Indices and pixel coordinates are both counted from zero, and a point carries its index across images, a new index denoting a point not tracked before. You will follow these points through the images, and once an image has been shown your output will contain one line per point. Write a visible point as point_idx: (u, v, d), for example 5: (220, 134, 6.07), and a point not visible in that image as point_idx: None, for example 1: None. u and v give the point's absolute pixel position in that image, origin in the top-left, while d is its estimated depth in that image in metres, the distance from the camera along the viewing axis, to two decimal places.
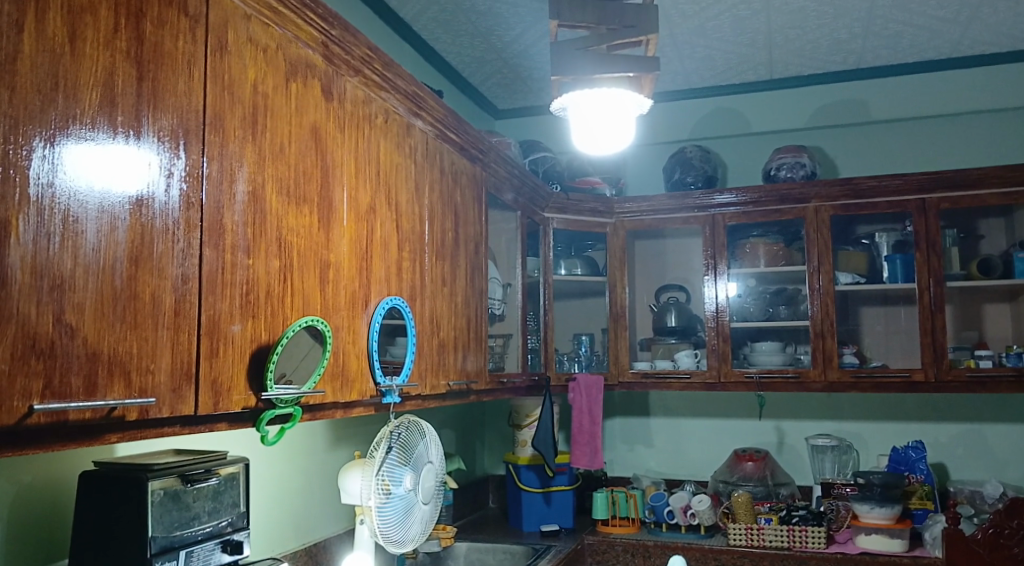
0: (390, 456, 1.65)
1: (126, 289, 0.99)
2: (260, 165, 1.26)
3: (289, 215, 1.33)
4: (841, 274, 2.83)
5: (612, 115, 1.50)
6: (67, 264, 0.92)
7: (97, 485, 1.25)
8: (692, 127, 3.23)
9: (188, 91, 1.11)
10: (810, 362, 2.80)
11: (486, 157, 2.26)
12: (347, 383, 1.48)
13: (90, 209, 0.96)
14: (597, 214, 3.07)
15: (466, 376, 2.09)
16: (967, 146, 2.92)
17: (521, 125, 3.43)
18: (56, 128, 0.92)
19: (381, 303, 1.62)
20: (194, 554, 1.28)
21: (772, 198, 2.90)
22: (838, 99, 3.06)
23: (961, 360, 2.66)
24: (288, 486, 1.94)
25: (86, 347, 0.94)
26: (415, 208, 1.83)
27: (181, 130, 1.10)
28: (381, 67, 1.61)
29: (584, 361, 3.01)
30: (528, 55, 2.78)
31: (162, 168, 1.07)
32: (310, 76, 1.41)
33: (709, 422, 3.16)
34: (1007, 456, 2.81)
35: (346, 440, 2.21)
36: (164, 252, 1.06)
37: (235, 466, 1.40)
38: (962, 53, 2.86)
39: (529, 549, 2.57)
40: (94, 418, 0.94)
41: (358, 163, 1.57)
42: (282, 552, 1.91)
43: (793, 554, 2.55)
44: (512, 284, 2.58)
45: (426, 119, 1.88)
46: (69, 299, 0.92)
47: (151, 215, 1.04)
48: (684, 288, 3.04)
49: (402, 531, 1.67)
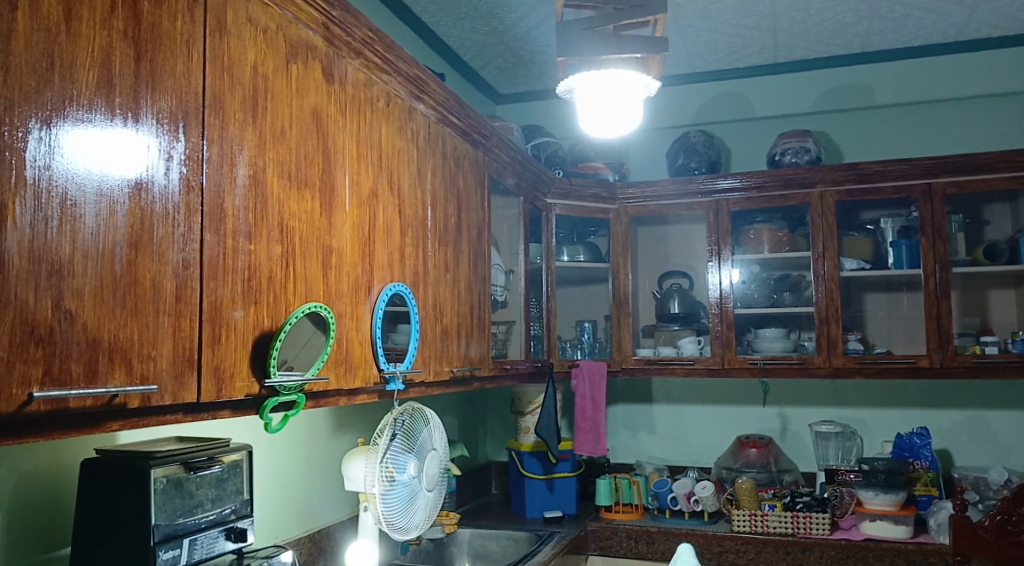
0: (394, 443, 1.64)
1: (126, 274, 0.97)
2: (260, 149, 1.24)
3: (291, 199, 1.31)
4: (845, 260, 2.81)
5: (620, 96, 1.48)
6: (66, 248, 0.90)
7: (99, 472, 1.23)
8: (695, 111, 3.20)
9: (187, 73, 1.09)
10: (814, 349, 2.78)
11: (488, 142, 2.23)
12: (351, 370, 1.47)
13: (89, 192, 0.94)
14: (600, 200, 3.05)
15: (469, 363, 2.07)
16: (974, 130, 2.89)
17: (523, 110, 3.41)
18: (52, 110, 0.90)
19: (384, 289, 1.60)
20: (197, 542, 1.27)
21: (777, 183, 2.87)
22: (844, 83, 3.03)
23: (966, 346, 2.64)
24: (292, 474, 1.93)
25: (86, 333, 0.92)
26: (418, 193, 1.81)
27: (181, 112, 1.08)
28: (382, 49, 1.58)
29: (587, 347, 3.00)
30: (531, 38, 2.75)
31: (162, 151, 1.05)
32: (311, 58, 1.38)
33: (711, 409, 3.15)
34: (1012, 442, 2.80)
35: (349, 427, 2.20)
36: (164, 237, 1.04)
37: (238, 453, 1.39)
38: (968, 36, 2.82)
39: (532, 536, 2.57)
40: (95, 406, 0.92)
41: (359, 147, 1.54)
42: (285, 539, 1.90)
43: (797, 541, 2.54)
44: (514, 270, 2.56)
45: (427, 103, 1.86)
46: (68, 285, 0.90)
47: (150, 199, 1.02)
48: (688, 275, 3.03)
49: (406, 518, 1.66)
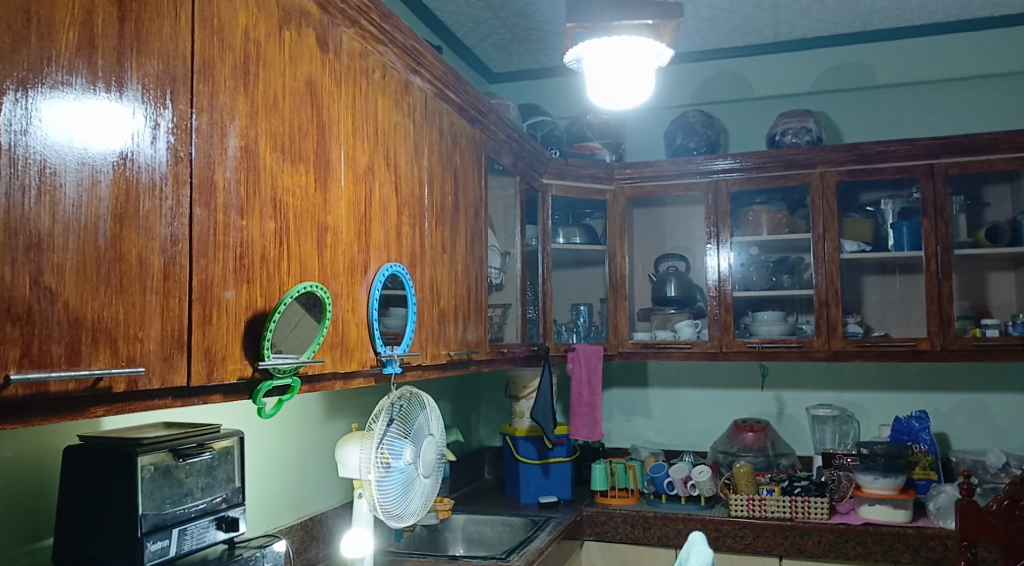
0: (389, 429, 1.59)
1: (111, 249, 0.91)
2: (251, 119, 1.17)
3: (284, 173, 1.24)
4: (846, 242, 2.77)
5: (627, 69, 1.47)
6: (45, 221, 0.84)
7: (84, 460, 1.17)
8: (693, 91, 3.14)
9: (175, 35, 1.02)
10: (813, 332, 2.75)
11: (485, 119, 2.17)
12: (346, 353, 1.41)
13: (70, 162, 0.87)
14: (597, 180, 2.99)
15: (465, 346, 2.01)
16: (975, 111, 2.85)
17: (518, 90, 3.34)
18: (29, 70, 0.83)
19: (381, 269, 1.54)
20: (187, 532, 1.21)
21: (777, 163, 2.83)
22: (844, 63, 2.98)
23: (966, 329, 2.62)
24: (283, 459, 1.87)
25: (68, 312, 0.86)
26: (415, 170, 1.75)
27: (168, 77, 1.01)
28: (378, 18, 1.51)
29: (582, 331, 2.95)
30: (527, 14, 2.68)
31: (148, 119, 0.98)
32: (304, 25, 1.31)
33: (708, 393, 3.12)
34: (1009, 425, 2.78)
35: (342, 412, 2.14)
36: (152, 210, 0.98)
37: (229, 440, 1.33)
38: (970, 14, 2.78)
39: (528, 521, 2.53)
40: (78, 390, 0.86)
41: (354, 121, 1.47)
42: (277, 527, 1.84)
43: (795, 525, 2.52)
44: (511, 252, 2.50)
45: (424, 76, 1.79)
46: (48, 260, 0.84)
47: (135, 169, 0.95)
48: (685, 258, 2.99)
49: (402, 505, 1.61)
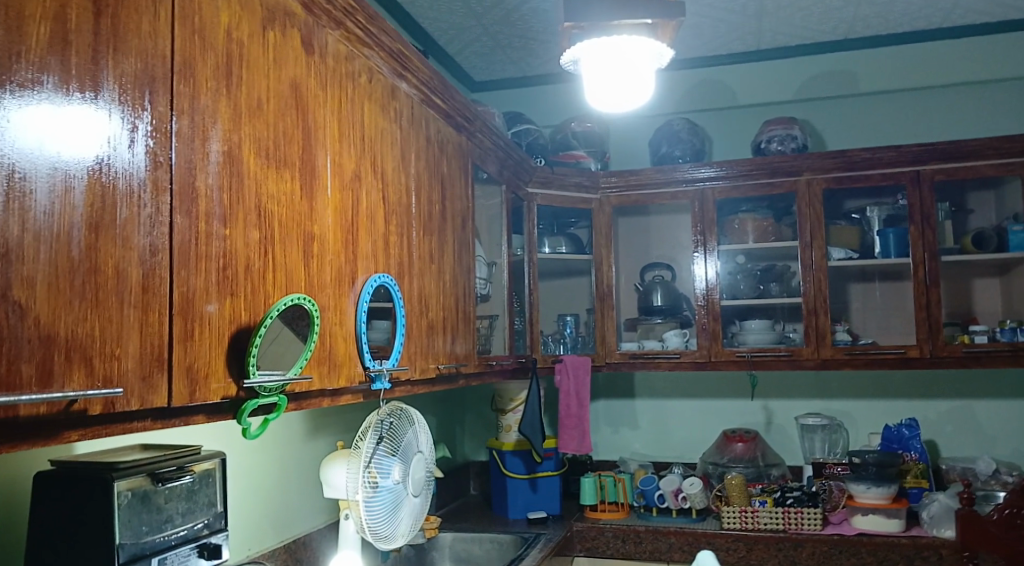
0: (378, 447, 1.52)
1: (85, 261, 0.84)
2: (235, 123, 1.10)
3: (269, 179, 1.18)
4: (833, 249, 2.75)
5: (625, 72, 1.51)
6: (14, 230, 0.77)
7: (56, 486, 1.09)
8: (677, 99, 3.12)
9: (154, 33, 0.96)
10: (802, 340, 2.72)
11: (471, 127, 2.12)
12: (334, 368, 1.34)
13: (41, 167, 0.81)
14: (582, 189, 2.96)
15: (454, 360, 1.95)
16: (958, 118, 2.87)
17: (500, 98, 3.30)
18: None
19: (368, 281, 1.48)
20: (166, 561, 1.14)
21: (763, 171, 2.81)
22: (827, 71, 2.98)
23: (955, 336, 2.61)
24: (265, 480, 1.80)
25: (40, 329, 0.79)
26: (402, 178, 1.69)
27: (146, 77, 0.94)
28: (364, 20, 1.46)
29: (569, 342, 2.90)
30: (511, 21, 2.64)
31: (125, 121, 0.91)
32: (288, 25, 1.25)
33: (696, 404, 3.08)
34: (997, 432, 2.78)
35: (325, 429, 2.07)
36: (129, 218, 0.91)
37: (210, 461, 1.26)
38: (951, 22, 2.79)
39: (517, 538, 2.47)
40: (50, 413, 0.79)
41: (340, 126, 1.42)
42: (260, 551, 1.76)
43: (789, 537, 2.48)
44: (497, 262, 2.45)
45: (410, 81, 1.73)
46: (16, 272, 0.77)
47: (112, 175, 0.89)
48: (671, 267, 2.96)
49: (391, 526, 1.54)
